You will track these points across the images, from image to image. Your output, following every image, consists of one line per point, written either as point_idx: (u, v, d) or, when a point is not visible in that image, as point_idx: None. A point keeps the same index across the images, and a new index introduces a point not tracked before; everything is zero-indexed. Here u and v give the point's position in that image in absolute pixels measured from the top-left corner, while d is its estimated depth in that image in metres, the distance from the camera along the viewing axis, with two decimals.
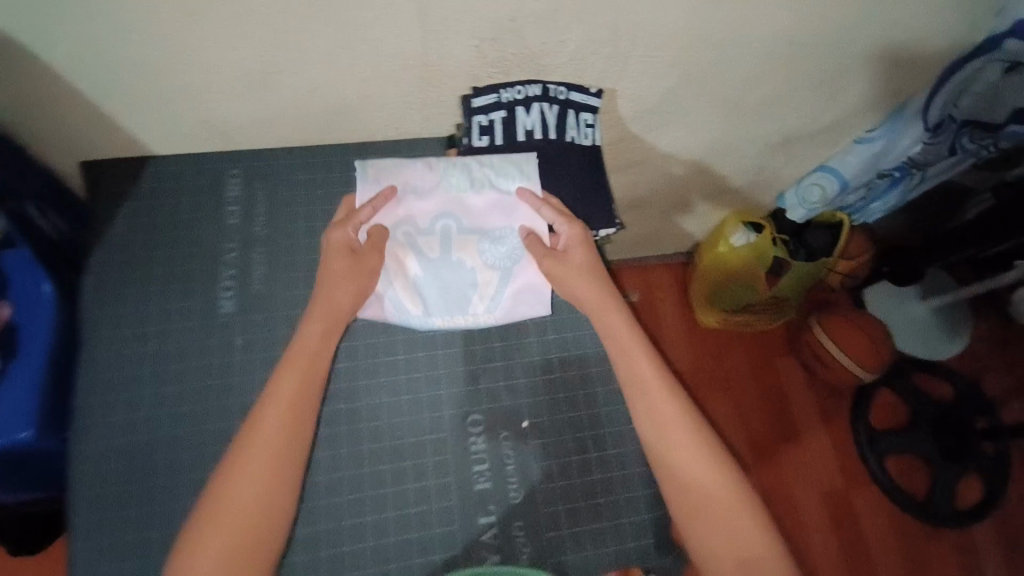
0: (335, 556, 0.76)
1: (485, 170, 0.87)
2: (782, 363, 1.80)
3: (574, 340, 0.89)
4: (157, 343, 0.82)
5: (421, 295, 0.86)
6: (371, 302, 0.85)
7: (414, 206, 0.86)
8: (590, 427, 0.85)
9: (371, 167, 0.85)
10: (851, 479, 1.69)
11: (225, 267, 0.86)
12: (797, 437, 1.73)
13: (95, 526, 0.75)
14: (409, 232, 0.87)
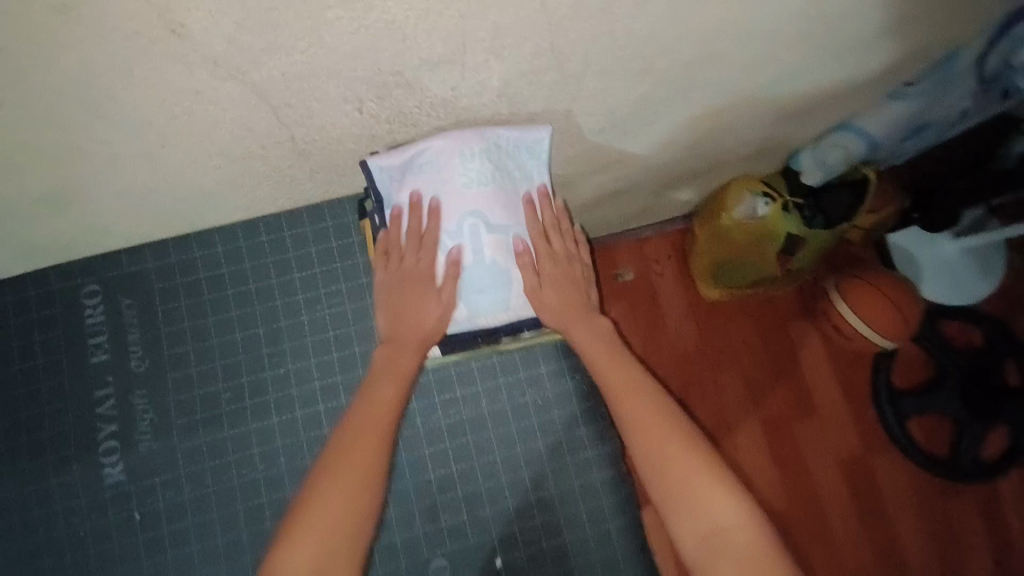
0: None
1: (505, 158, 0.64)
2: (797, 333, 1.62)
3: (550, 449, 0.73)
4: (42, 528, 0.68)
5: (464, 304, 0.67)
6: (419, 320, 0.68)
7: (436, 214, 0.65)
8: (579, 553, 0.71)
9: (387, 187, 0.65)
10: (873, 445, 1.60)
11: (106, 421, 0.69)
12: (815, 415, 1.60)
13: None
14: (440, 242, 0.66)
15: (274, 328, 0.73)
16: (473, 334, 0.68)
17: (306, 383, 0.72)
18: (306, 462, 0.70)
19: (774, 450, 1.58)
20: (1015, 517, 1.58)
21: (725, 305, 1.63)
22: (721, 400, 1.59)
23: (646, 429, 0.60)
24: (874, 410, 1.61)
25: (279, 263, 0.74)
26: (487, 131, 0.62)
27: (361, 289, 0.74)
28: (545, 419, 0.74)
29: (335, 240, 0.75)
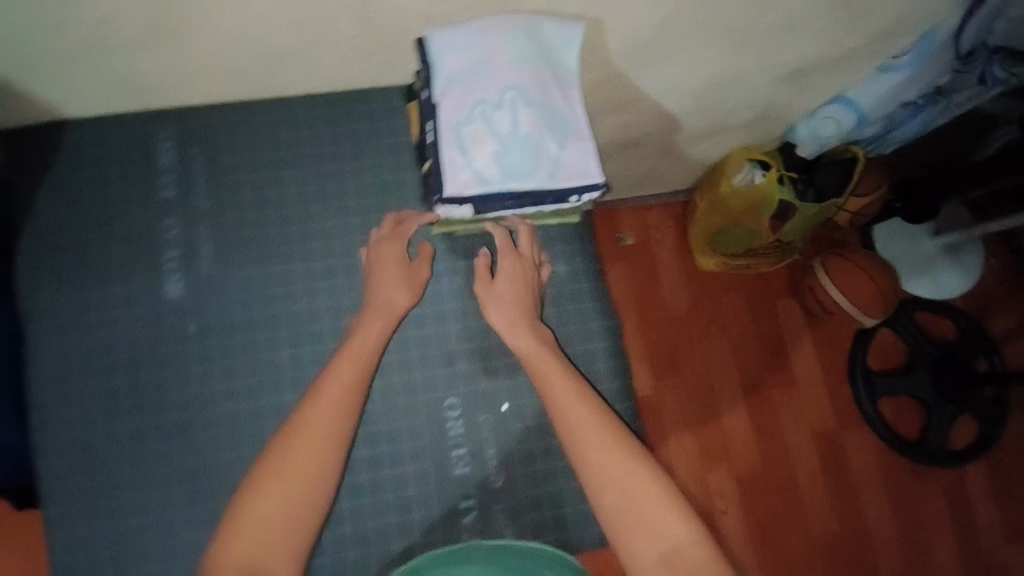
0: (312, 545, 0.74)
1: (544, 44, 0.73)
2: (783, 310, 1.73)
3: (558, 316, 0.83)
4: (105, 333, 0.76)
5: (497, 168, 0.73)
6: (453, 179, 0.73)
7: (479, 85, 0.73)
8: None
9: (438, 57, 0.72)
10: (847, 421, 1.69)
11: (168, 248, 0.78)
12: (795, 389, 1.69)
13: (69, 512, 0.74)
14: (481, 110, 0.73)
15: (323, 188, 0.82)
16: (502, 196, 0.73)
17: (348, 236, 0.82)
18: (343, 301, 0.80)
19: (756, 420, 1.66)
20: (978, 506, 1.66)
21: (718, 278, 1.73)
22: (708, 368, 1.68)
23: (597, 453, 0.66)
24: (850, 389, 1.70)
25: (331, 134, 0.84)
26: (532, 17, 0.72)
27: (403, 163, 0.84)
28: (556, 290, 0.84)
29: (384, 120, 0.84)
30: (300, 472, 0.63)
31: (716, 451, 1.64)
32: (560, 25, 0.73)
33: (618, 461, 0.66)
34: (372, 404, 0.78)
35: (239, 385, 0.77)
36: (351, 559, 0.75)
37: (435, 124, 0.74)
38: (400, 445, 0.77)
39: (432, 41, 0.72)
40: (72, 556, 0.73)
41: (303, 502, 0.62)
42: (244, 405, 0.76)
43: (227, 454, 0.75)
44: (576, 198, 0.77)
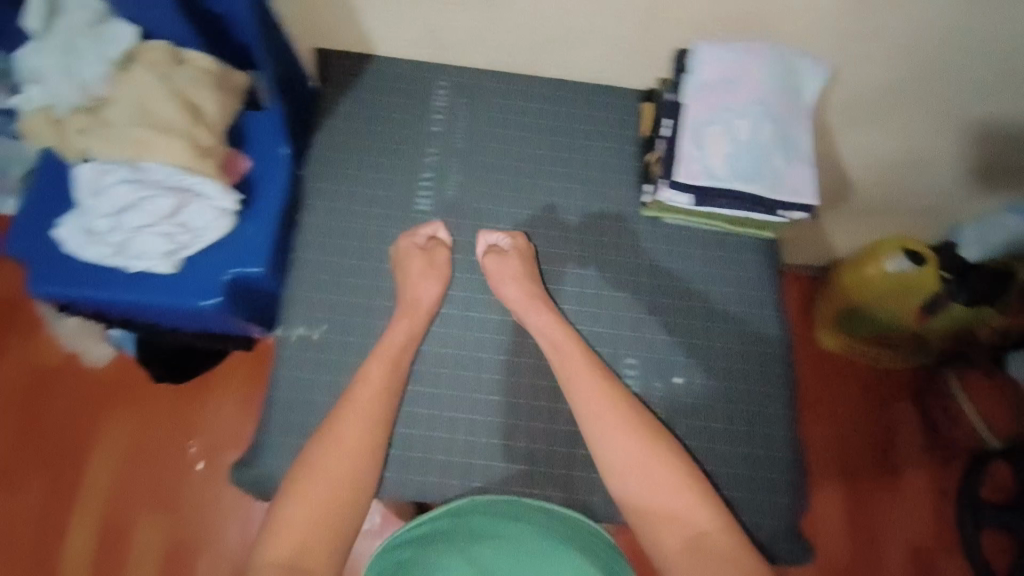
0: (488, 447, 0.82)
1: (792, 74, 0.85)
2: (898, 414, 1.55)
3: (739, 313, 0.89)
4: (363, 222, 0.90)
5: (726, 165, 0.83)
6: (686, 165, 0.84)
7: (729, 93, 0.84)
8: (742, 398, 0.86)
9: (701, 63, 0.84)
10: (944, 545, 1.46)
11: (426, 169, 0.93)
12: (898, 493, 1.49)
13: (298, 359, 0.84)
14: (725, 114, 0.84)
15: (556, 155, 0.96)
16: (721, 194, 0.84)
17: (569, 199, 0.94)
18: (556, 250, 0.92)
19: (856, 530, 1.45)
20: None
21: (830, 356, 1.60)
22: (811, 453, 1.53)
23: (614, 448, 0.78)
24: (950, 509, 1.48)
25: (574, 114, 0.97)
26: (788, 51, 0.84)
27: (627, 151, 0.96)
28: (742, 290, 0.90)
29: (619, 112, 0.97)
30: (335, 474, 0.74)
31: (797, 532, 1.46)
32: (809, 62, 0.85)
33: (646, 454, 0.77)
34: (562, 340, 0.87)
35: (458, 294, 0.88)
36: (516, 473, 0.82)
37: (680, 118, 0.85)
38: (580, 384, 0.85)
39: (698, 50, 0.85)
40: (291, 399, 0.83)
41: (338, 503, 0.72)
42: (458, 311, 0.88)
43: (433, 350, 0.86)
44: (782, 213, 0.85)
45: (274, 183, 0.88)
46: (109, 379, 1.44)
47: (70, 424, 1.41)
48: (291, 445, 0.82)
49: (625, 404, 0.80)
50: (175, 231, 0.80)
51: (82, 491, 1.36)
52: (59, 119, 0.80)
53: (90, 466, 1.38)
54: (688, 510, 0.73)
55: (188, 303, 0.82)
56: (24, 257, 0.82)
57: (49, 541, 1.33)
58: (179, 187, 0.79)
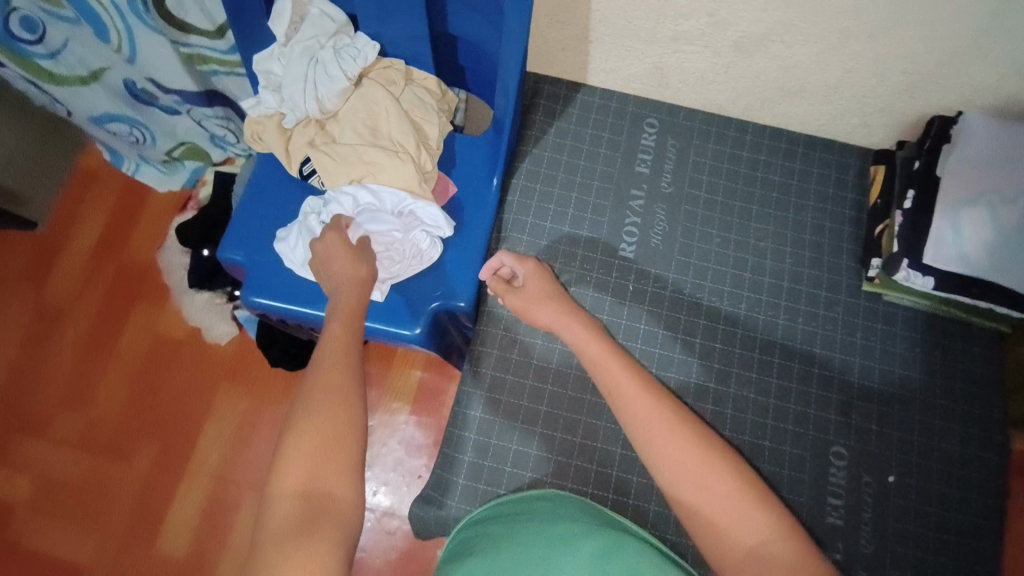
0: (659, 512, 0.75)
1: None
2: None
3: (963, 413, 0.81)
4: (562, 262, 0.85)
5: (988, 255, 0.75)
6: (938, 246, 0.77)
7: (998, 175, 0.76)
8: (960, 507, 0.78)
9: (969, 138, 0.77)
10: None
11: (630, 212, 0.88)
12: None
13: (491, 401, 0.80)
14: (991, 198, 0.76)
15: (766, 211, 0.89)
16: (974, 284, 0.76)
17: (779, 261, 0.87)
18: (763, 317, 0.84)
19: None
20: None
21: None
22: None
23: (645, 431, 0.61)
24: None
25: (789, 168, 0.91)
26: None
27: (845, 216, 0.89)
28: (967, 387, 0.82)
29: (836, 172, 0.90)
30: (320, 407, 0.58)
31: None
32: None
33: (677, 442, 0.60)
34: (763, 414, 0.80)
35: (656, 352, 0.82)
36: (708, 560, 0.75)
37: (935, 194, 0.78)
38: (791, 469, 0.78)
39: (967, 124, 0.78)
40: (483, 444, 0.78)
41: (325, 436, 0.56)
42: (655, 370, 0.81)
43: None
44: None
45: (481, 212, 0.85)
46: (229, 360, 1.37)
47: (187, 396, 1.35)
48: (479, 493, 0.76)
49: (648, 391, 0.64)
50: (392, 259, 0.78)
51: (191, 465, 1.31)
52: (290, 129, 0.83)
53: (201, 441, 1.32)
54: (737, 511, 0.56)
55: (389, 330, 0.80)
56: (240, 261, 0.82)
57: (155, 509, 1.28)
58: (400, 212, 0.79)
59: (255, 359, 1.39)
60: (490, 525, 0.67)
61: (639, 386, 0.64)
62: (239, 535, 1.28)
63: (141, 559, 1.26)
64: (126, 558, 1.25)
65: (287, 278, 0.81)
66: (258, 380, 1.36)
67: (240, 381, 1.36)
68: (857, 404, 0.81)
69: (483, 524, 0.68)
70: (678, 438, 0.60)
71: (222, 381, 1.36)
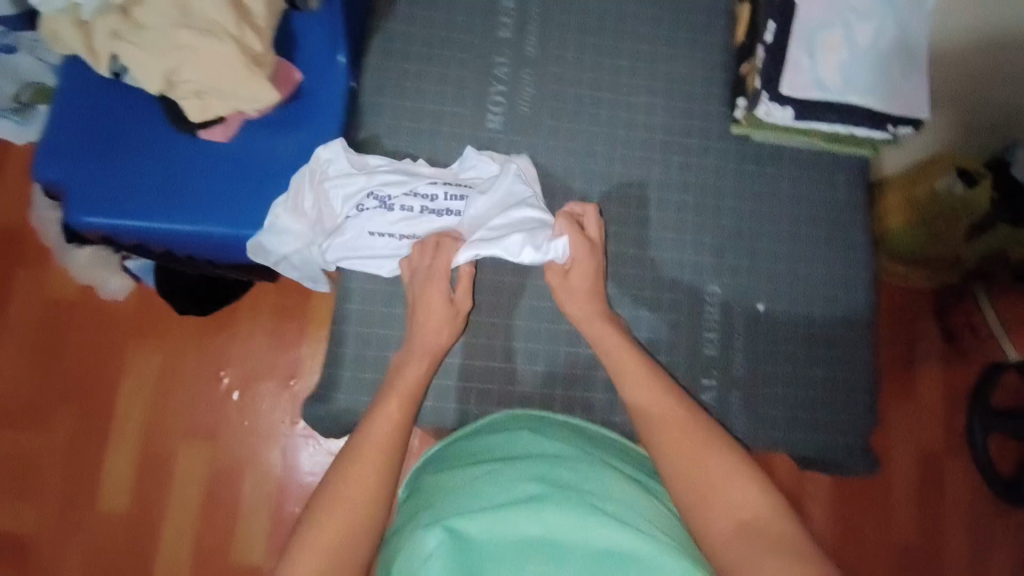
0: (547, 373, 0.80)
1: None
2: (920, 326, 1.49)
3: (828, 239, 0.85)
4: (428, 143, 0.81)
5: (840, 78, 0.76)
6: (796, 74, 0.76)
7: None
8: (823, 326, 0.84)
9: None
10: (925, 474, 1.44)
11: (495, 81, 0.83)
12: (912, 406, 1.46)
13: (366, 294, 0.79)
14: (842, 19, 0.76)
15: (636, 65, 0.86)
16: (832, 108, 0.76)
17: (650, 114, 0.85)
18: (636, 173, 0.84)
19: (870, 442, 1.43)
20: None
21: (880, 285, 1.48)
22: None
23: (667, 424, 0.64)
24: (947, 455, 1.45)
25: (656, 17, 0.87)
26: None
27: (714, 61, 0.87)
28: (831, 215, 0.86)
29: (704, 16, 0.88)
30: (358, 490, 0.59)
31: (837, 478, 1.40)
32: None
33: (697, 436, 0.62)
34: (639, 266, 0.82)
35: None
36: (597, 403, 0.80)
37: (791, 20, 0.76)
38: (673, 315, 0.81)
39: None
40: (364, 334, 0.79)
41: (357, 511, 0.57)
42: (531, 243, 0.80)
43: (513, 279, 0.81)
44: (890, 127, 0.79)
45: (331, 98, 0.78)
46: (131, 311, 1.26)
47: (96, 357, 1.24)
48: (368, 382, 0.78)
49: (656, 387, 0.68)
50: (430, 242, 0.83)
51: (116, 424, 1.23)
52: (88, 21, 0.70)
53: (119, 398, 1.24)
54: (737, 497, 0.56)
55: (247, 234, 0.75)
56: (59, 184, 0.75)
57: (89, 470, 1.21)
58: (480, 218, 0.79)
59: (162, 308, 1.27)
60: (440, 467, 0.67)
61: (646, 379, 0.69)
62: (189, 486, 1.22)
63: (89, 519, 1.20)
64: (69, 522, 1.19)
65: (117, 196, 0.75)
66: (168, 329, 1.26)
67: (150, 333, 1.25)
68: (732, 245, 0.84)
69: (440, 466, 0.67)
70: (676, 424, 0.63)
71: (128, 332, 1.26)
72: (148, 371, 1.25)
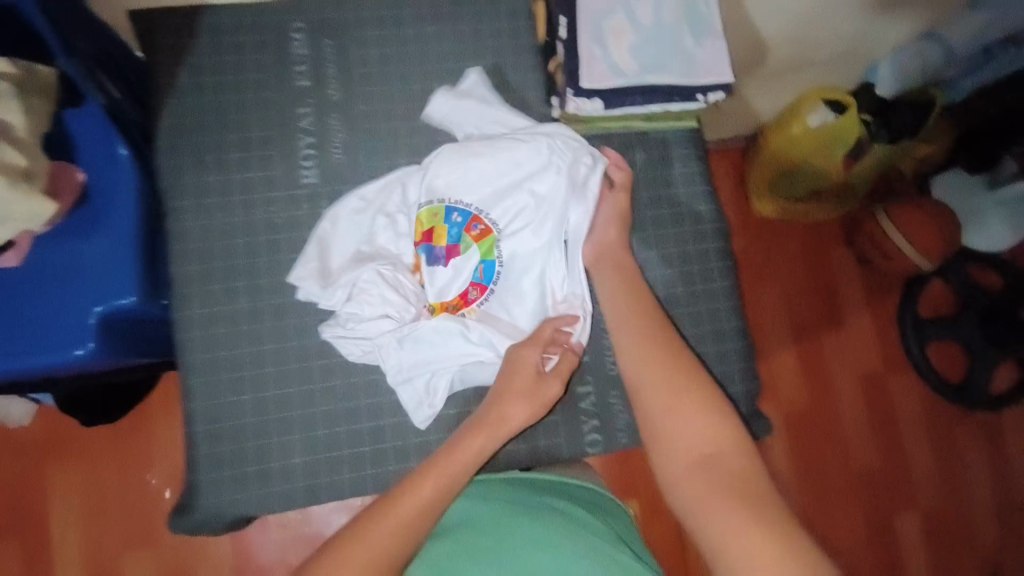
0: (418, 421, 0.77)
1: None
2: (838, 261, 1.48)
3: (671, 217, 0.84)
4: (243, 214, 0.78)
5: (633, 61, 0.75)
6: (591, 65, 0.75)
7: None
8: (687, 304, 0.83)
9: None
10: (876, 396, 1.43)
11: (302, 134, 0.80)
12: (845, 333, 1.45)
13: (208, 389, 0.75)
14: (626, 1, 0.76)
15: (446, 86, 0.84)
16: (637, 91, 0.76)
17: None
18: None
19: (814, 379, 1.42)
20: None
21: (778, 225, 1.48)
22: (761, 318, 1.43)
23: (658, 370, 0.67)
24: (896, 374, 1.44)
25: (455, 32, 0.85)
26: None
27: (523, 65, 0.85)
28: (671, 192, 0.85)
29: (504, 21, 0.86)
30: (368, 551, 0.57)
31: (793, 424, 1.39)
32: None
33: (679, 382, 0.66)
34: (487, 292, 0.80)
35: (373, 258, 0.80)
36: None
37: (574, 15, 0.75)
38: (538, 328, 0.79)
39: None
40: (213, 430, 0.74)
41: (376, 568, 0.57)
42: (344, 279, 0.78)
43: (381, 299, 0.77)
44: (703, 97, 0.78)
45: (122, 193, 0.76)
46: (40, 438, 1.19)
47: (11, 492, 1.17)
48: (227, 478, 0.74)
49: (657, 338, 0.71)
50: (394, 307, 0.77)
51: (52, 556, 1.15)
52: None
53: (54, 529, 1.16)
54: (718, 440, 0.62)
55: (58, 356, 0.72)
56: None
57: None
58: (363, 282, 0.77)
59: (72, 426, 1.19)
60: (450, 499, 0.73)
61: (647, 331, 0.72)
62: None
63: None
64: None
65: None
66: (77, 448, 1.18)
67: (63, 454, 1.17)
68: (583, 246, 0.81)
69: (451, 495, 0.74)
70: (665, 369, 0.67)
71: (33, 462, 1.18)
72: (71, 497, 1.17)
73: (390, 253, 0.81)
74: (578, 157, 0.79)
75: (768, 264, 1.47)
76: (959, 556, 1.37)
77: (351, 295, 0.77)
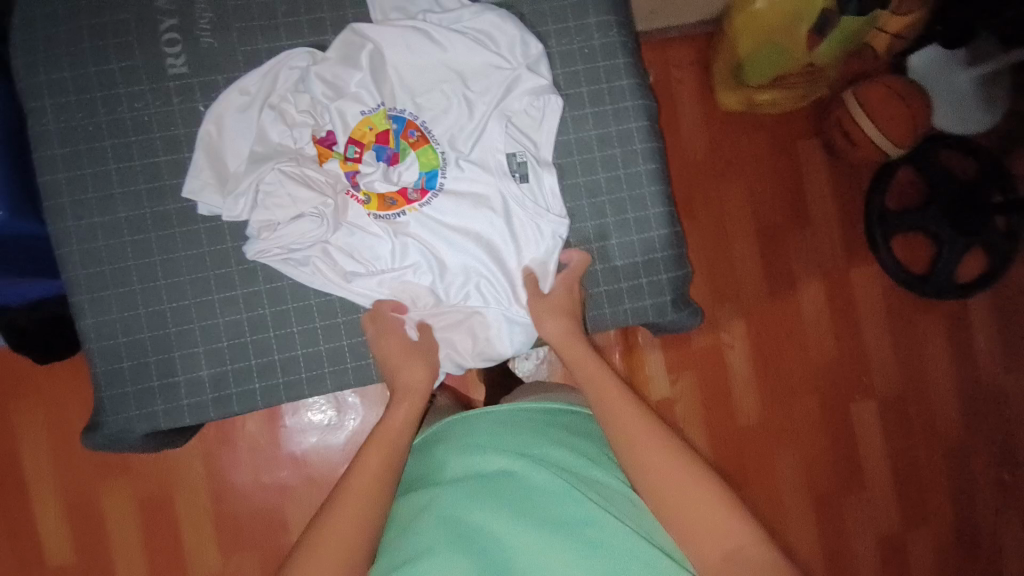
0: (327, 326, 0.73)
1: None
2: (805, 153, 1.40)
3: (590, 94, 0.77)
4: (106, 112, 0.70)
5: None
6: None
7: None
8: (609, 189, 0.77)
9: None
10: (837, 289, 1.40)
11: (163, 15, 0.70)
12: (809, 228, 1.40)
13: (96, 304, 0.70)
14: None
15: None
16: None
17: (358, 6, 0.74)
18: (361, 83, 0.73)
19: (774, 278, 1.38)
20: (983, 371, 1.43)
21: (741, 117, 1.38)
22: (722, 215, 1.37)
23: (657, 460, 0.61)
24: (858, 265, 1.41)
25: None
26: None
27: None
28: (589, 67, 0.76)
29: None
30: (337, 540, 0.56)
31: (756, 323, 1.38)
32: None
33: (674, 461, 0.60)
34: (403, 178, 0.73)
35: (270, 151, 0.71)
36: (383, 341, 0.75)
37: None
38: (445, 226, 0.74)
39: None
40: (109, 347, 0.70)
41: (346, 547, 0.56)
42: (250, 178, 0.70)
43: (305, 205, 0.70)
44: None
45: None
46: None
47: None
48: (132, 393, 0.71)
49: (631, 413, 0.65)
50: (315, 207, 0.70)
51: (27, 481, 1.14)
52: None
53: (21, 457, 1.14)
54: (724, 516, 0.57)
55: None
56: None
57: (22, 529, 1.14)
58: (270, 179, 0.70)
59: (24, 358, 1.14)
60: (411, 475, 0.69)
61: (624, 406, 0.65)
62: (124, 528, 1.15)
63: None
64: None
65: None
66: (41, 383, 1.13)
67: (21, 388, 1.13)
68: (494, 130, 0.74)
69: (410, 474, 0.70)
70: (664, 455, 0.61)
71: None
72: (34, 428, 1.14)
73: (289, 147, 0.72)
74: (522, 66, 0.74)
75: (731, 159, 1.38)
76: (909, 437, 1.42)
77: (258, 201, 0.70)
